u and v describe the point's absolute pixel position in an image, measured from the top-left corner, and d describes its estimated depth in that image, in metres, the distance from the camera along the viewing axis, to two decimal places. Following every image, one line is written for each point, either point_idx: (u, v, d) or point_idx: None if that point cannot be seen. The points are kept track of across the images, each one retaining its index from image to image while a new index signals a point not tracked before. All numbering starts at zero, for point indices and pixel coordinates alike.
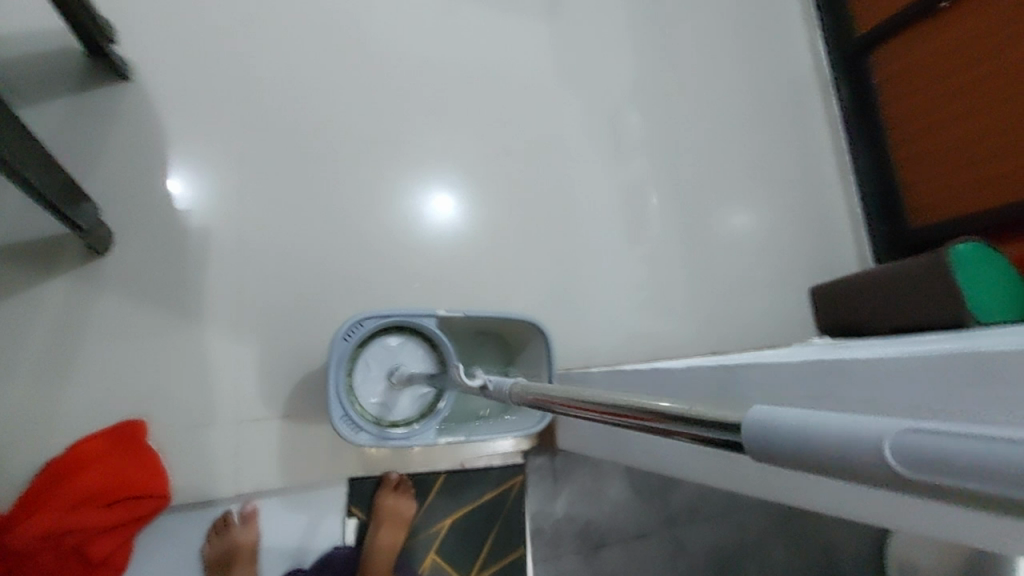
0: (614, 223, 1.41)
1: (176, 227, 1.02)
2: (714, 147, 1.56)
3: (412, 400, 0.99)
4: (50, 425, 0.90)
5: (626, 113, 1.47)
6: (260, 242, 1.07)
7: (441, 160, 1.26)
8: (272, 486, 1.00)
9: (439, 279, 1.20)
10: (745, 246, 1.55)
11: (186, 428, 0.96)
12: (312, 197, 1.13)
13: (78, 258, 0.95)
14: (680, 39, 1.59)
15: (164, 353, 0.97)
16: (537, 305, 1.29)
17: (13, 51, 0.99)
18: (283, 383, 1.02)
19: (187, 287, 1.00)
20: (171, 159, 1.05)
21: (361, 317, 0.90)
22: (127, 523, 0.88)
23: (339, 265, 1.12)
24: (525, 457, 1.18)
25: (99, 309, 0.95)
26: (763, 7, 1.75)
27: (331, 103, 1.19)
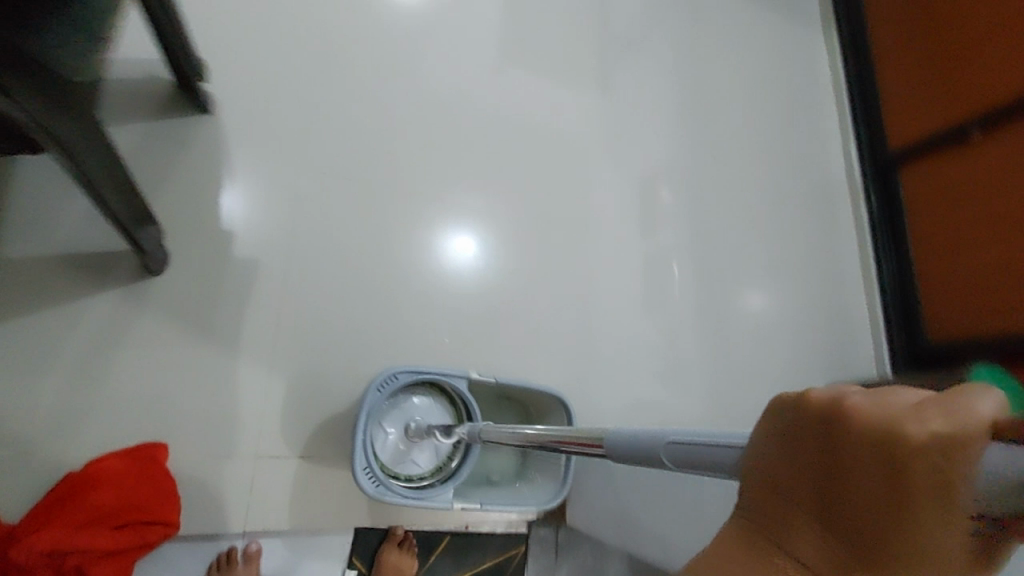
0: (641, 299, 1.43)
1: (226, 255, 1.05)
2: (740, 237, 1.60)
3: (427, 457, 1.00)
4: (72, 440, 0.90)
5: (662, 194, 1.52)
6: (303, 278, 1.10)
7: (482, 219, 1.30)
8: (279, 527, 0.98)
9: (468, 334, 1.22)
10: (764, 338, 1.56)
11: (205, 456, 0.96)
12: (351, 239, 1.16)
13: (131, 275, 0.98)
14: (721, 130, 1.65)
15: (195, 377, 0.98)
16: (559, 371, 1.30)
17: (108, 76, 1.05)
18: (304, 421, 1.03)
19: (228, 314, 1.02)
20: (230, 189, 1.09)
21: (395, 370, 0.92)
22: (135, 547, 0.86)
23: (375, 308, 1.14)
24: (529, 526, 1.16)
25: (142, 326, 0.97)
26: (802, 108, 1.82)
27: (380, 152, 1.23)
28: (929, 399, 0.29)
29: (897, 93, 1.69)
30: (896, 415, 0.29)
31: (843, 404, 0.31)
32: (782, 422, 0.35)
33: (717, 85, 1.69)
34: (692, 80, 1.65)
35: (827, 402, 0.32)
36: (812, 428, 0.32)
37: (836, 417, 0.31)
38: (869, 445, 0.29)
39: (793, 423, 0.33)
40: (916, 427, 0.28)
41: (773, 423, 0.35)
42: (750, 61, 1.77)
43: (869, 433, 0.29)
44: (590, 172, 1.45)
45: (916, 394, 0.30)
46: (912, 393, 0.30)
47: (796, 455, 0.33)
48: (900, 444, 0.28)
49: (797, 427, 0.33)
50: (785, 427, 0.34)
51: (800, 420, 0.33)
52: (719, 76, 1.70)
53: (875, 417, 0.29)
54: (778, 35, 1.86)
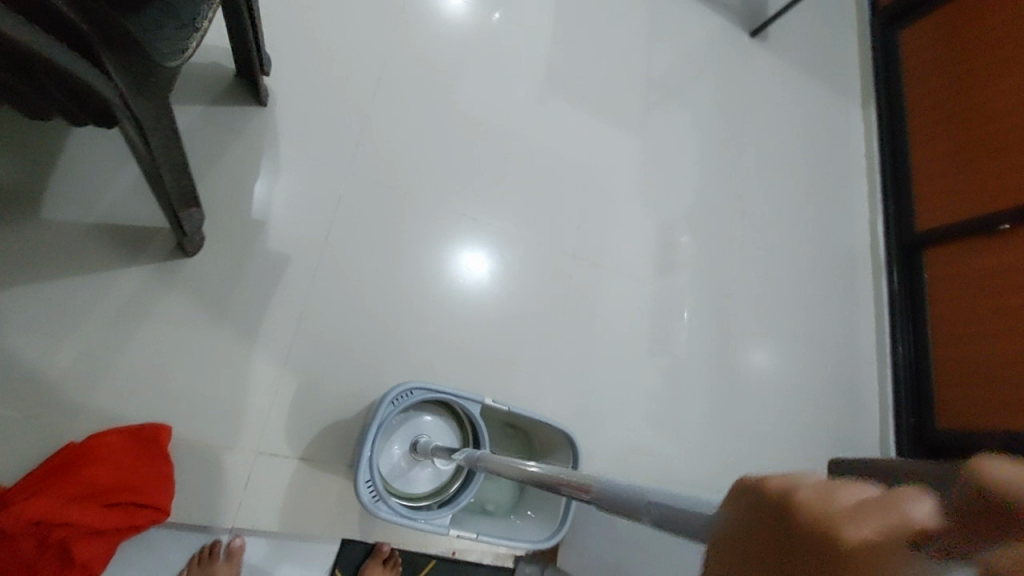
0: (655, 345, 1.42)
1: (258, 245, 1.06)
2: (760, 297, 1.59)
3: (429, 477, 0.99)
4: (78, 409, 0.89)
5: (689, 244, 1.52)
6: (329, 279, 1.10)
7: (511, 245, 1.30)
8: (268, 527, 0.96)
9: (482, 357, 1.21)
10: (772, 402, 1.54)
11: (206, 445, 0.94)
12: (377, 246, 1.16)
13: (163, 253, 0.98)
14: (754, 190, 1.67)
15: (209, 363, 0.97)
16: (566, 407, 1.28)
17: None
18: (309, 422, 1.01)
19: (251, 305, 1.02)
20: (271, 181, 1.10)
21: (410, 385, 0.93)
22: (122, 530, 0.85)
23: (395, 318, 1.14)
24: (517, 561, 1.13)
25: (165, 305, 0.97)
26: (833, 180, 1.84)
27: (418, 165, 1.24)
28: (883, 499, 0.22)
29: (929, 174, 1.68)
30: (839, 518, 0.22)
31: (807, 487, 0.24)
32: (736, 505, 0.27)
33: (753, 144, 1.71)
34: (731, 138, 1.67)
35: (779, 494, 0.25)
36: (760, 519, 0.25)
37: (783, 513, 0.24)
38: (807, 552, 0.22)
39: (747, 511, 0.27)
40: (863, 538, 0.21)
41: (730, 507, 0.28)
42: (789, 126, 1.80)
43: (810, 536, 0.22)
44: (622, 213, 1.46)
45: (872, 491, 0.23)
46: (871, 489, 0.23)
47: (742, 550, 0.26)
48: (842, 556, 0.21)
49: (748, 517, 0.26)
50: (739, 512, 0.27)
51: (751, 508, 0.26)
52: (757, 137, 1.72)
53: (821, 514, 0.23)
54: (818, 106, 1.89)
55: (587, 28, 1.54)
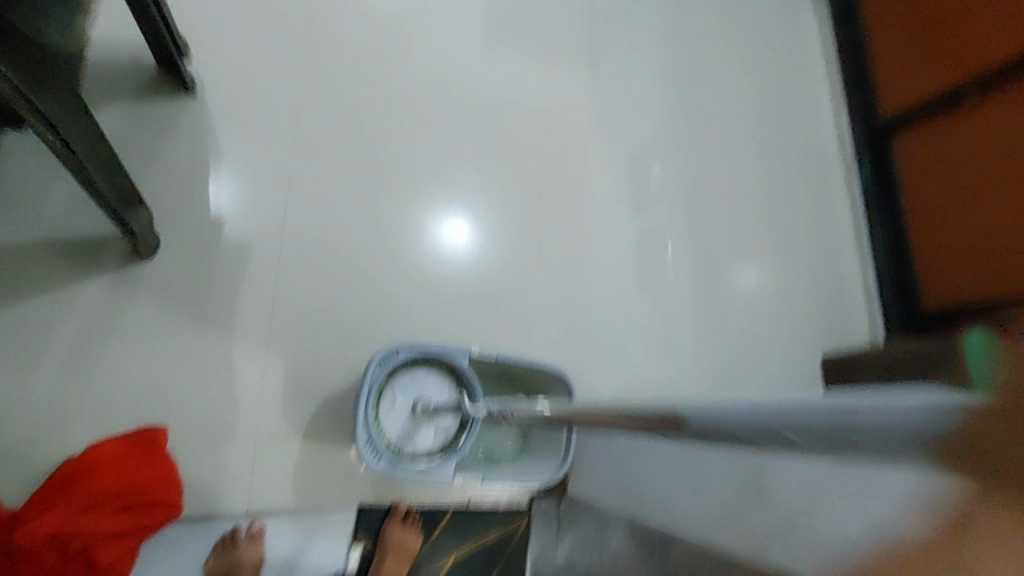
0: (633, 272, 1.41)
1: (217, 238, 1.05)
2: (736, 207, 1.57)
3: (435, 433, 1.01)
4: (72, 424, 0.91)
5: (655, 163, 1.49)
6: (295, 259, 1.09)
7: (473, 196, 1.28)
8: (280, 506, 0.99)
9: (464, 312, 1.21)
10: (763, 307, 1.53)
11: (204, 437, 0.96)
12: (336, 221, 1.14)
13: (121, 260, 0.98)
14: (717, 97, 1.62)
15: (190, 360, 0.98)
16: (556, 347, 1.30)
17: (96, 64, 1.06)
18: (302, 402, 1.03)
19: (221, 296, 1.02)
20: (215, 171, 1.08)
21: (395, 345, 0.95)
22: (137, 529, 0.89)
23: (369, 288, 1.13)
24: (531, 499, 1.16)
25: (134, 311, 0.97)
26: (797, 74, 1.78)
27: (362, 132, 1.21)
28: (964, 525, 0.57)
29: (889, 59, 1.66)
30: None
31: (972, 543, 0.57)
32: (949, 513, 0.60)
33: (707, 52, 1.65)
34: (685, 47, 1.62)
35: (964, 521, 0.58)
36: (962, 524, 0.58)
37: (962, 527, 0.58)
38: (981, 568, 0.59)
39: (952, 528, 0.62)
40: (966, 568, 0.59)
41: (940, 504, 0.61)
42: (741, 27, 1.74)
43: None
44: (582, 144, 1.44)
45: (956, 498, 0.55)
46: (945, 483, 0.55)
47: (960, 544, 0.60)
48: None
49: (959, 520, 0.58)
50: (950, 517, 0.60)
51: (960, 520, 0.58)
52: (709, 43, 1.66)
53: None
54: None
55: None
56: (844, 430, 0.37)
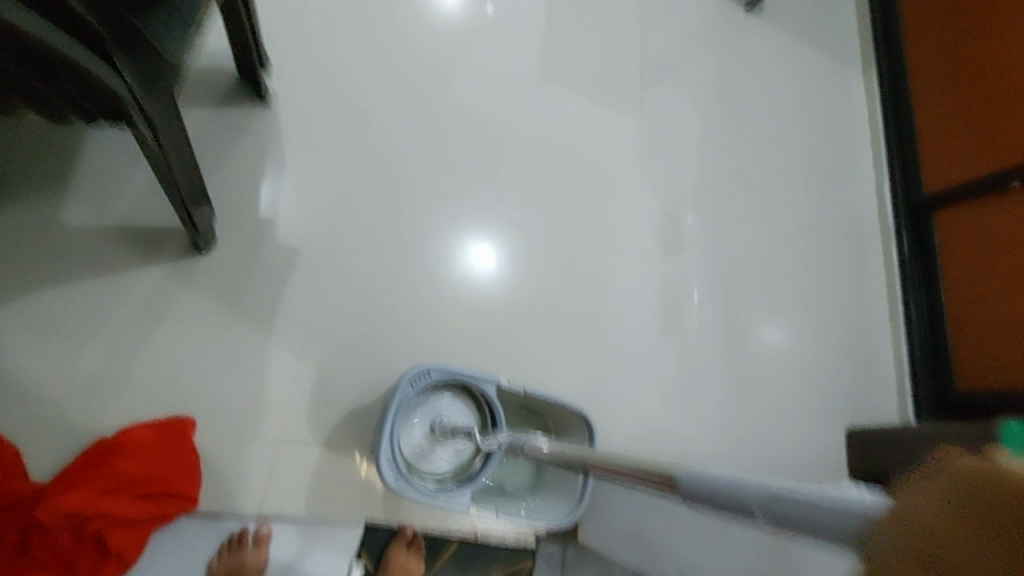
0: (663, 321, 1.41)
1: (268, 241, 1.09)
2: (770, 269, 1.57)
3: (450, 457, 1.01)
4: (109, 404, 0.94)
5: (695, 217, 1.51)
6: (337, 271, 1.12)
7: (513, 229, 1.31)
8: (291, 512, 0.99)
9: (493, 341, 1.22)
10: (788, 374, 1.51)
11: (229, 433, 0.98)
12: (379, 241, 1.17)
13: (178, 252, 1.02)
14: (760, 159, 1.65)
15: (227, 357, 1.01)
16: (579, 387, 1.29)
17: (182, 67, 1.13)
18: (328, 410, 1.04)
19: (264, 298, 1.06)
20: (275, 179, 1.13)
21: (428, 366, 0.95)
22: (152, 520, 0.89)
23: (403, 307, 1.15)
24: (538, 540, 1.15)
25: (182, 302, 1.01)
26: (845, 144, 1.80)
27: (416, 157, 1.26)
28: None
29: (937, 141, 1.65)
30: None
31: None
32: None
33: (755, 114, 1.68)
34: (735, 109, 1.65)
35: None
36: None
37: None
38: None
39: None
40: None
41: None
42: (792, 94, 1.76)
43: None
44: (626, 190, 1.46)
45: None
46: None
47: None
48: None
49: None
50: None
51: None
52: (758, 108, 1.69)
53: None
54: (824, 71, 1.85)
55: (578, 8, 1.55)
56: (799, 513, 0.39)
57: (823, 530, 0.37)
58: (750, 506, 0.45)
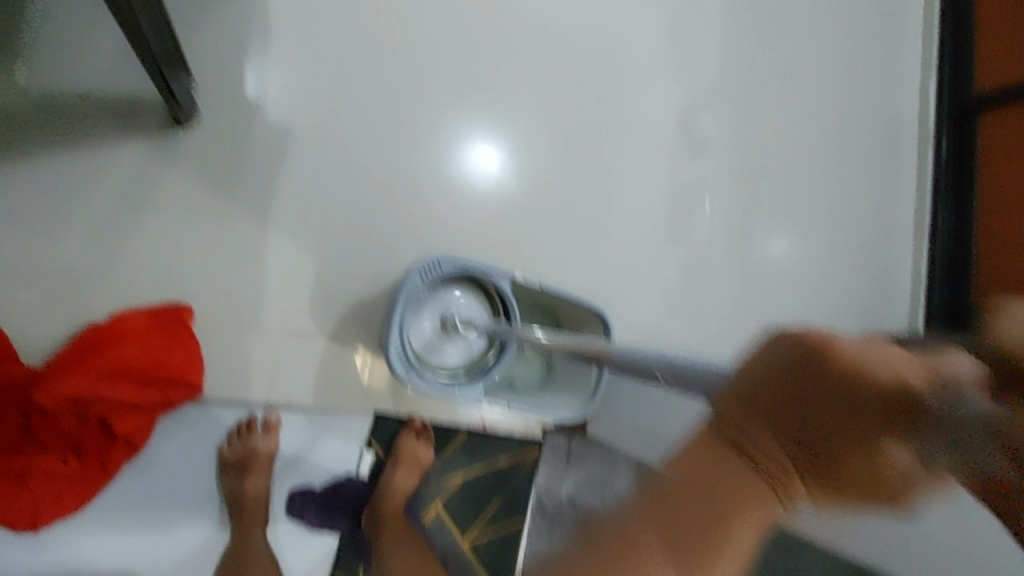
0: (681, 221, 1.33)
1: (257, 117, 0.98)
2: (801, 167, 1.43)
3: (461, 351, 0.98)
4: (100, 289, 0.89)
5: (725, 107, 1.37)
6: (335, 154, 1.02)
7: (526, 113, 1.19)
8: (299, 403, 0.98)
9: (502, 236, 1.16)
10: (809, 279, 1.42)
11: (230, 323, 0.94)
12: (376, 121, 1.06)
13: (157, 126, 0.92)
14: (804, 42, 1.47)
15: (222, 243, 0.94)
16: (590, 288, 1.25)
17: None
18: (331, 302, 0.99)
19: (257, 180, 0.97)
20: (261, 44, 1.00)
21: (438, 256, 0.89)
22: (156, 406, 0.88)
23: (408, 197, 1.07)
24: (544, 433, 1.13)
25: (168, 182, 0.92)
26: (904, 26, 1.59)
27: (418, 25, 1.11)
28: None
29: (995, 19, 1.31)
30: None
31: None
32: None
33: None
34: None
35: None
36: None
37: None
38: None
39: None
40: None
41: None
42: None
43: None
44: (652, 73, 1.32)
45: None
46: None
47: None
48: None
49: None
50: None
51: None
52: None
53: None
54: None
55: None
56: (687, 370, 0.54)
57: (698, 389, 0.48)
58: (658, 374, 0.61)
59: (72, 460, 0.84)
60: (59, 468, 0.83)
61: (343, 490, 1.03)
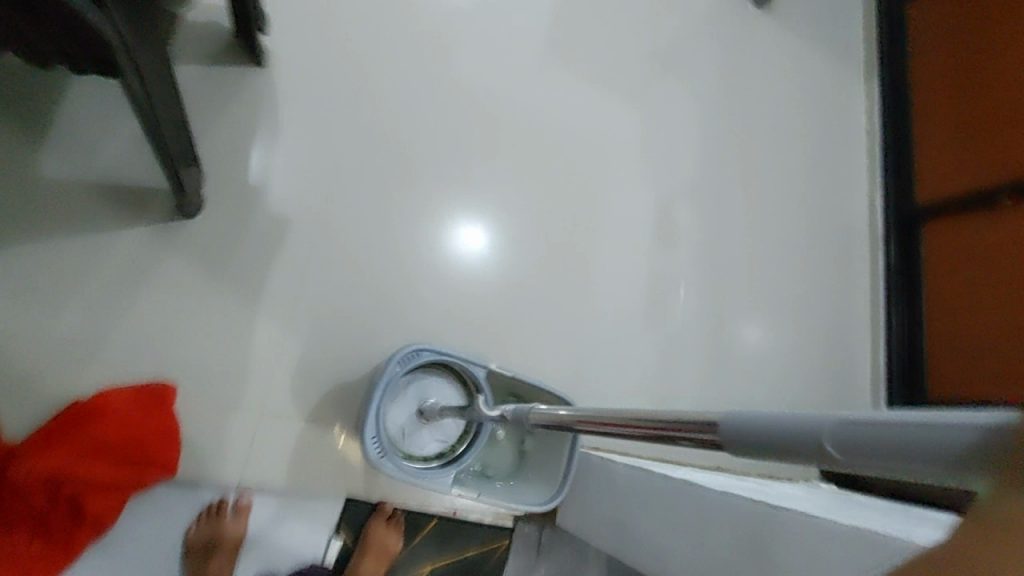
0: (652, 313, 1.41)
1: (258, 209, 1.06)
2: (759, 266, 1.54)
3: (435, 439, 1.01)
4: (87, 367, 0.92)
5: (693, 210, 1.49)
6: (328, 244, 1.10)
7: (509, 210, 1.29)
8: (272, 485, 0.99)
9: (482, 324, 1.22)
10: (770, 370, 1.50)
11: (211, 403, 0.97)
12: (367, 216, 1.14)
13: (163, 214, 0.99)
14: (765, 154, 1.62)
15: (212, 325, 0.99)
16: (565, 376, 1.30)
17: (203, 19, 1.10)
18: (312, 384, 1.03)
19: (252, 266, 1.03)
20: (266, 143, 1.09)
21: (418, 346, 0.95)
22: (129, 486, 0.89)
23: (393, 284, 1.14)
24: (513, 520, 1.17)
25: (167, 265, 0.98)
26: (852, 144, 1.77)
27: (414, 130, 1.23)
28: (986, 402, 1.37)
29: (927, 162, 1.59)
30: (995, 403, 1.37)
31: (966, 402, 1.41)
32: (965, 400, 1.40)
33: (764, 109, 1.65)
34: (743, 102, 1.63)
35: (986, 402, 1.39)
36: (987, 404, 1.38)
37: None
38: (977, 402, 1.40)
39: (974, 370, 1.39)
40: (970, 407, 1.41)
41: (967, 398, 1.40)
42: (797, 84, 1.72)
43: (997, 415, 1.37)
44: (626, 178, 1.44)
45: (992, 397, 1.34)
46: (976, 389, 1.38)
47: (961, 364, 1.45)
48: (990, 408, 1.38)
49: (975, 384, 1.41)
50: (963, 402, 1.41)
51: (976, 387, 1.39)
52: (762, 99, 1.65)
53: None
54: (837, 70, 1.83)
55: None
56: (886, 442, 0.32)
57: (907, 457, 0.31)
58: (821, 434, 0.37)
59: (37, 539, 0.84)
60: (23, 548, 0.83)
61: None
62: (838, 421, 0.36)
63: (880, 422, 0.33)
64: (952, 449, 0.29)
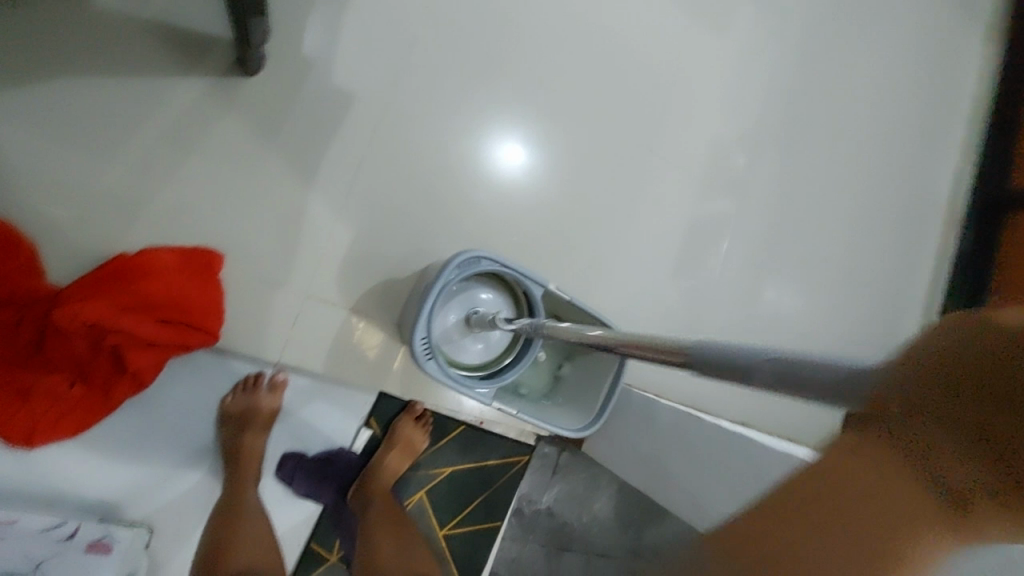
0: None
1: (320, 78, 0.98)
2: None
3: (479, 350, 0.99)
4: (135, 220, 0.88)
5: None
6: (390, 129, 1.02)
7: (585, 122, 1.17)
8: (309, 368, 0.98)
9: (540, 243, 1.14)
10: None
11: (256, 277, 0.94)
12: (432, 110, 1.05)
13: (222, 67, 0.93)
14: None
15: (262, 196, 0.94)
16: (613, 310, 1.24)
17: None
18: (358, 275, 0.99)
19: (308, 141, 0.97)
20: (337, 9, 0.99)
21: (478, 253, 0.90)
22: (173, 347, 0.87)
23: (451, 184, 1.06)
24: (537, 440, 1.17)
25: (221, 125, 0.92)
26: None
27: (494, 16, 1.10)
28: None
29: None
30: None
31: None
32: None
33: None
34: None
35: None
36: None
37: None
38: None
39: None
40: None
41: None
42: (943, 11, 1.37)
43: None
44: None
45: None
46: None
47: None
48: None
49: None
50: None
51: None
52: (895, 28, 1.34)
53: None
54: None
55: None
56: (808, 372, 0.32)
57: (829, 387, 0.31)
58: (753, 363, 0.37)
59: (80, 384, 0.84)
60: (66, 390, 0.83)
61: (335, 463, 1.02)
62: (770, 357, 0.36)
63: (808, 359, 0.33)
64: (873, 391, 0.28)
